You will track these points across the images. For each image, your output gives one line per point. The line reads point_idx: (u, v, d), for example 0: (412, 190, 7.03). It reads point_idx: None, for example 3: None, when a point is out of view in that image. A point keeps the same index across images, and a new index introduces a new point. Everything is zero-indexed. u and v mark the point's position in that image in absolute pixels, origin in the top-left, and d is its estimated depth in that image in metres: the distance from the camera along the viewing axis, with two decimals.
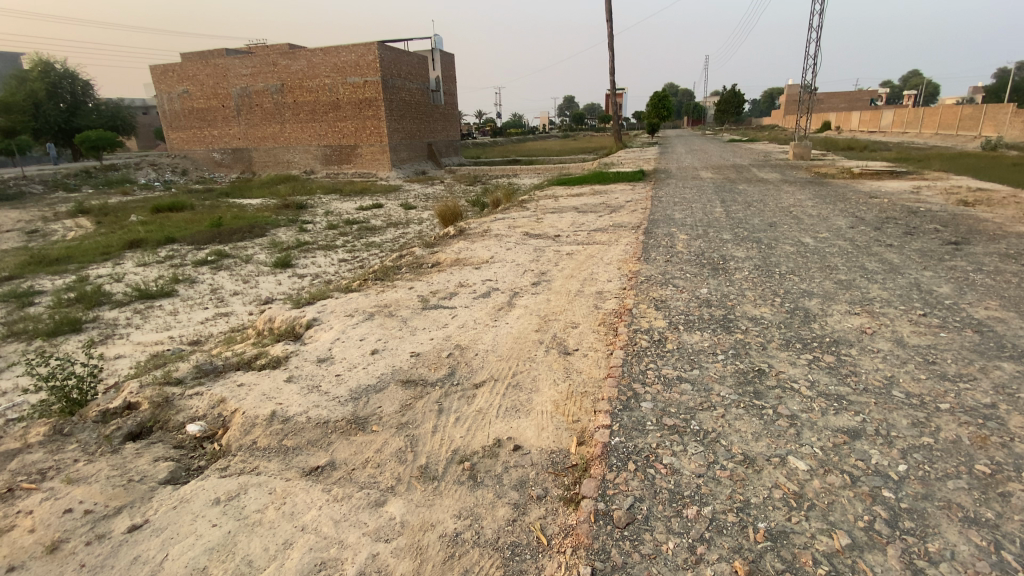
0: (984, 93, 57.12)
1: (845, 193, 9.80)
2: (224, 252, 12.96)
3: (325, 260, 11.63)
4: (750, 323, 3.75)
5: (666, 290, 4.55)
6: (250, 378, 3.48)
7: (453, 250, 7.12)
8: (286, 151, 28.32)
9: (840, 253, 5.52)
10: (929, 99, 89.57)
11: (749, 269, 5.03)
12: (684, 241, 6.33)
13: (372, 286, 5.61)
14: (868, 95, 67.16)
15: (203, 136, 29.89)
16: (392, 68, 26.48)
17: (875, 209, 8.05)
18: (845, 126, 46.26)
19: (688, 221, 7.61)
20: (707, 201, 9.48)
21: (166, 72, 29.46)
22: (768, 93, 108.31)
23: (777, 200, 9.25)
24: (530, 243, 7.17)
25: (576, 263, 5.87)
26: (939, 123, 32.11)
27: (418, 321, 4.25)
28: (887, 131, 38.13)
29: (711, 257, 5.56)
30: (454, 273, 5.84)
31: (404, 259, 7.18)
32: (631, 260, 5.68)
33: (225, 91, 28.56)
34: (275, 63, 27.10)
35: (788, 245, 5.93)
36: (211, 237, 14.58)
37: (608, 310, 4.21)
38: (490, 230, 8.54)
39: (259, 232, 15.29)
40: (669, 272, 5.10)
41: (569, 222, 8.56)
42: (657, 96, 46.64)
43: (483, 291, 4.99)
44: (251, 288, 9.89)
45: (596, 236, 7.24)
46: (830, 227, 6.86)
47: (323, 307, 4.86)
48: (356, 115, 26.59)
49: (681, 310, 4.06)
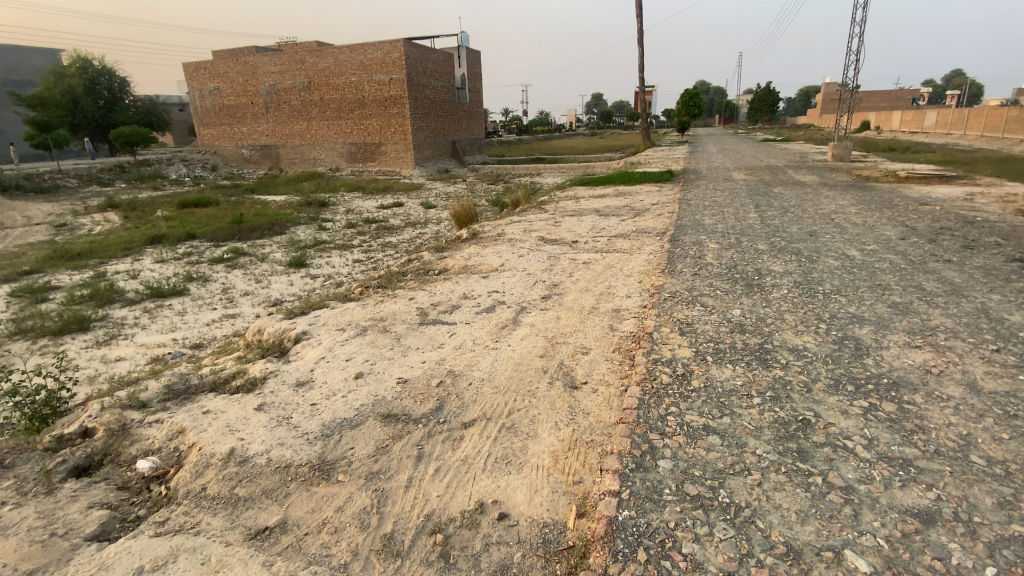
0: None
1: (890, 200, 9.03)
2: (241, 249, 12.87)
3: (340, 260, 11.41)
4: (791, 355, 3.22)
5: (692, 310, 4.05)
6: (217, 404, 3.16)
7: (463, 256, 6.72)
8: (311, 148, 28.45)
9: (891, 270, 4.91)
10: (976, 99, 85.12)
11: (786, 286, 4.48)
12: (713, 251, 5.78)
13: (372, 294, 5.25)
14: (910, 94, 64.20)
15: (232, 133, 30.27)
16: (417, 66, 26.28)
17: (926, 218, 7.32)
18: (885, 126, 44.19)
19: (718, 228, 7.05)
20: (739, 205, 8.84)
21: (199, 69, 29.89)
22: (804, 92, 104.67)
23: (815, 206, 8.56)
24: (545, 249, 6.72)
25: (593, 274, 5.39)
26: (985, 124, 30.25)
27: (413, 339, 3.84)
28: (930, 132, 36.18)
29: (744, 270, 5.01)
30: (460, 282, 5.43)
31: (412, 263, 6.82)
32: (654, 272, 5.17)
33: (254, 89, 28.83)
34: (302, 61, 27.20)
35: (830, 258, 5.33)
36: (230, 234, 14.55)
37: (625, 332, 3.73)
38: (505, 233, 8.09)
39: (278, 229, 15.20)
40: (696, 287, 4.59)
41: (589, 227, 8.05)
42: (688, 94, 45.36)
43: (489, 305, 4.56)
44: (262, 288, 9.70)
45: (617, 243, 6.74)
46: (876, 237, 6.21)
47: (315, 318, 4.51)
48: (381, 112, 26.49)
49: (709, 335, 3.55)
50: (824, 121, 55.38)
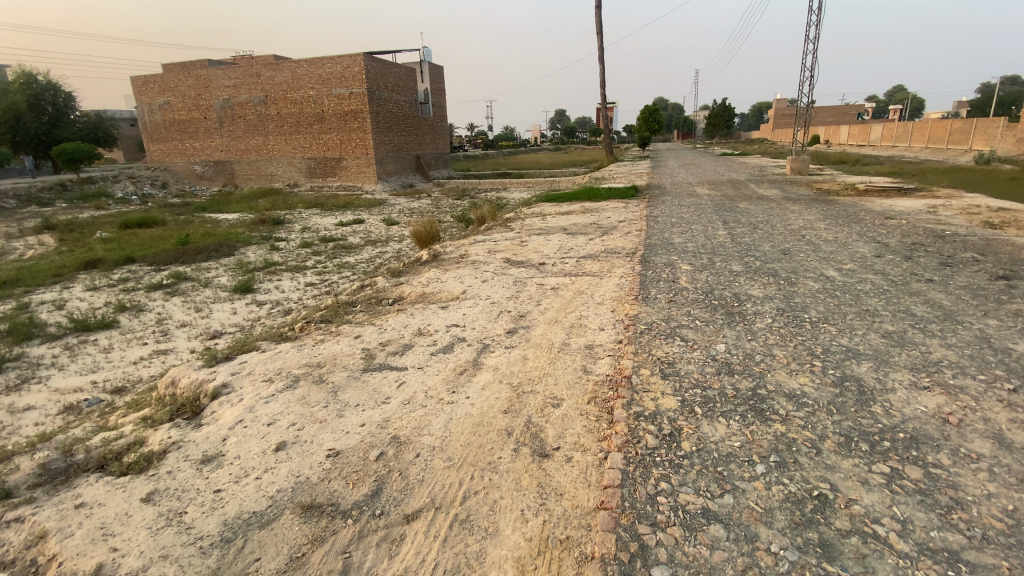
0: (969, 110, 57.49)
1: (855, 214, 9.00)
2: (184, 274, 11.90)
3: (291, 284, 10.64)
4: (789, 404, 2.79)
5: (673, 345, 3.62)
6: (96, 493, 2.49)
7: (421, 281, 6.16)
8: (268, 163, 27.35)
9: (875, 292, 4.62)
10: (914, 114, 90.41)
11: (771, 315, 4.11)
12: (687, 274, 5.41)
13: (313, 331, 4.63)
14: (855, 109, 67.49)
15: (184, 148, 28.85)
16: (378, 80, 25.70)
17: (896, 233, 7.21)
18: (835, 140, 46.11)
19: (689, 246, 6.74)
20: (708, 222, 8.61)
21: (147, 82, 28.47)
22: (757, 108, 109.25)
23: (784, 221, 8.40)
24: (510, 273, 6.23)
25: (562, 302, 4.90)
26: (928, 137, 31.76)
27: (351, 393, 3.25)
28: (876, 145, 37.94)
29: (723, 295, 4.64)
30: (414, 313, 4.85)
31: (364, 290, 6.21)
32: (627, 299, 4.73)
33: (207, 103, 27.59)
34: (258, 74, 26.20)
35: (810, 280, 5.03)
36: (174, 257, 13.49)
37: (600, 377, 3.23)
38: (467, 255, 7.56)
39: (227, 251, 14.24)
40: (673, 317, 4.17)
41: (555, 247, 7.63)
42: (648, 110, 46.18)
43: (445, 342, 4.00)
44: (202, 318, 8.85)
45: (585, 265, 6.31)
46: (851, 255, 6.00)
47: (240, 367, 3.86)
48: (341, 127, 25.71)
49: (696, 379, 3.10)
50: (777, 135, 57.50)
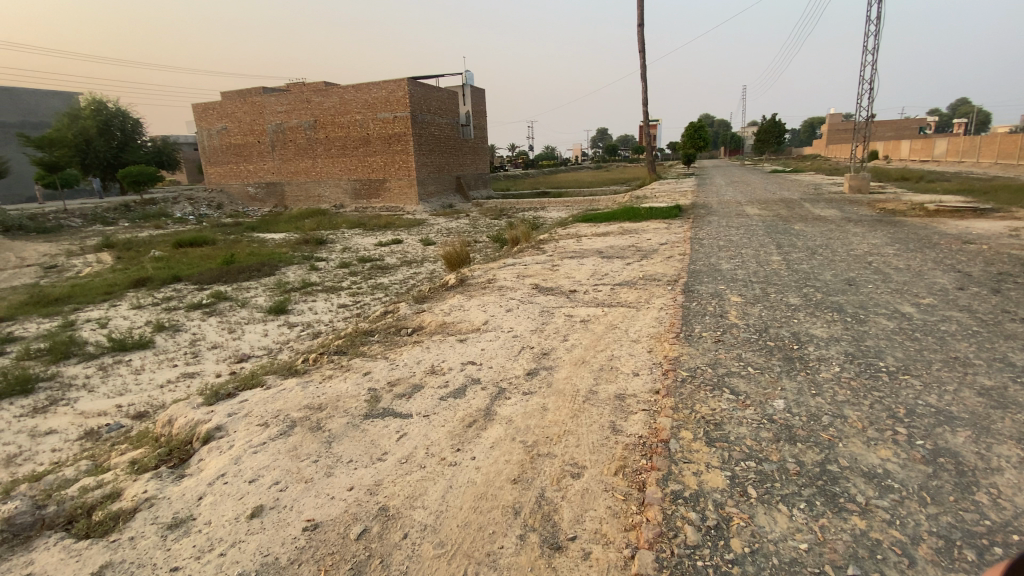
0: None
1: (927, 237, 8.10)
2: (224, 293, 12.13)
3: (324, 305, 10.59)
4: (870, 487, 2.22)
5: (720, 399, 3.08)
6: (48, 562, 2.24)
7: (443, 309, 5.82)
8: (316, 185, 28.20)
9: (963, 334, 3.91)
10: (982, 126, 84.77)
11: (838, 362, 3.50)
12: (736, 307, 4.85)
13: (323, 365, 4.35)
14: (916, 123, 63.90)
15: (238, 171, 30.22)
16: (421, 103, 26.15)
17: (977, 261, 6.36)
18: (894, 155, 43.54)
19: (737, 274, 6.15)
20: (758, 245, 7.94)
21: (207, 109, 30.14)
22: (810, 123, 105.48)
23: (845, 245, 7.63)
24: (538, 301, 5.81)
25: (593, 337, 4.43)
26: (998, 152, 29.42)
27: (346, 446, 2.89)
28: (941, 160, 35.48)
29: (779, 335, 4.05)
30: (431, 347, 4.48)
31: (386, 317, 5.92)
32: (667, 336, 4.21)
33: (260, 128, 28.87)
34: (309, 100, 27.23)
35: (881, 317, 4.36)
36: (217, 276, 13.82)
37: (631, 440, 2.74)
38: (495, 280, 7.20)
39: (268, 270, 14.50)
40: (719, 362, 3.62)
41: (589, 272, 7.16)
42: (693, 127, 45.16)
43: (458, 384, 3.60)
44: (233, 340, 8.84)
45: (620, 294, 5.82)
46: (927, 287, 5.25)
47: (237, 407, 3.58)
48: (385, 149, 26.22)
49: (748, 448, 2.57)
50: (831, 151, 55.05)
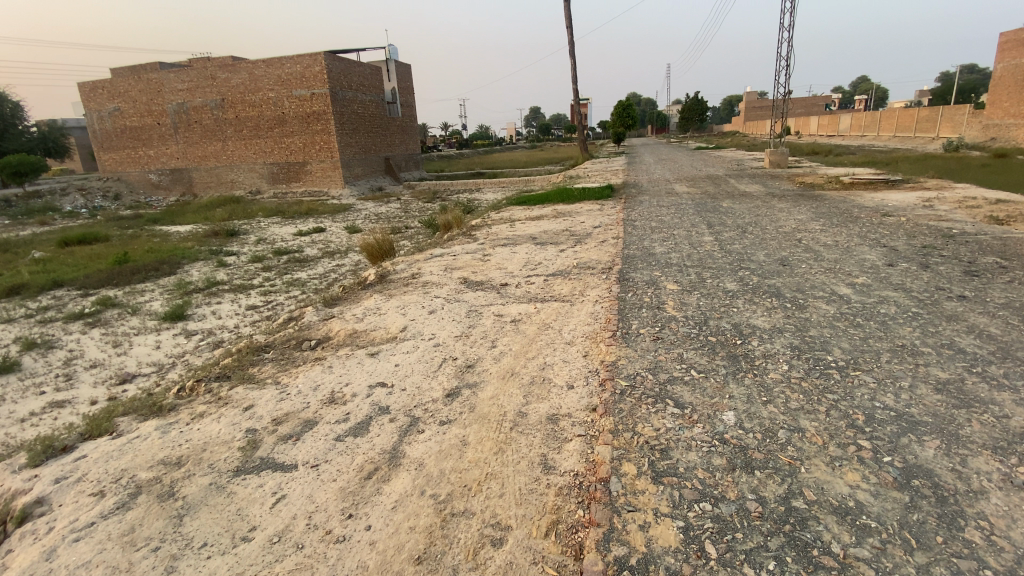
0: (930, 100, 58.73)
1: (849, 211, 8.25)
2: (112, 299, 10.59)
3: (230, 308, 9.45)
4: (844, 530, 1.87)
5: (664, 414, 2.66)
6: None
7: (357, 312, 5.09)
8: (228, 170, 25.75)
9: (904, 318, 3.77)
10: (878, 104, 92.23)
11: (785, 358, 3.20)
12: (674, 296, 4.50)
13: (201, 399, 3.56)
14: (823, 100, 68.35)
15: (137, 157, 27.05)
16: (341, 79, 24.35)
17: (899, 234, 6.43)
18: (805, 130, 46.23)
19: (672, 257, 5.88)
20: (691, 225, 7.76)
21: (95, 88, 26.63)
22: (728, 101, 110.57)
23: (774, 222, 7.59)
24: (465, 298, 5.23)
25: (524, 341, 3.89)
26: (896, 125, 31.70)
27: (202, 524, 2.23)
28: (846, 134, 37.99)
29: (720, 329, 3.71)
30: (334, 365, 3.79)
31: (290, 327, 5.12)
32: (603, 337, 3.75)
33: (159, 107, 25.86)
34: (213, 76, 24.64)
35: (821, 301, 4.15)
36: (107, 279, 12.08)
37: (565, 481, 2.24)
38: (420, 274, 6.53)
39: (168, 269, 12.90)
40: (660, 366, 3.20)
41: (521, 262, 6.64)
42: (622, 105, 45.60)
43: (360, 417, 2.99)
44: (118, 356, 7.61)
45: (553, 286, 5.34)
46: (858, 264, 5.17)
47: (69, 469, 2.77)
48: (303, 129, 24.27)
49: (701, 482, 2.15)
50: (748, 127, 57.59)
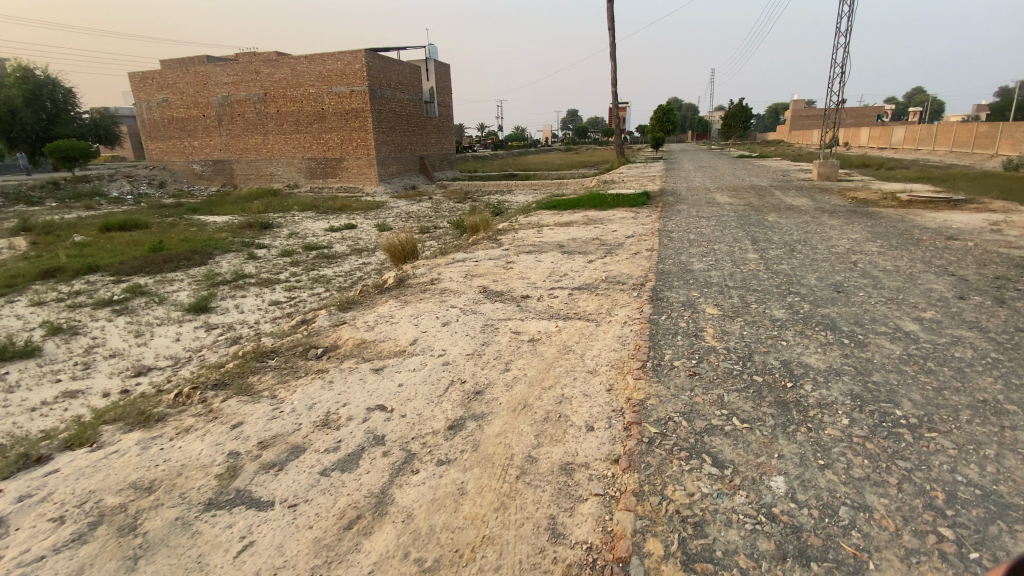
0: (991, 114, 55.29)
1: (907, 232, 7.54)
2: (142, 287, 10.72)
3: (253, 302, 9.40)
4: None
5: (697, 475, 2.25)
6: None
7: (369, 319, 4.83)
8: (267, 163, 26.25)
9: (984, 364, 3.22)
10: (936, 116, 87.45)
11: (845, 410, 2.73)
12: (713, 322, 4.06)
13: (191, 411, 3.34)
14: (875, 111, 65.38)
15: (182, 147, 27.85)
16: (380, 77, 24.48)
17: (967, 261, 5.77)
18: (854, 142, 44.23)
19: (710, 276, 5.42)
20: (733, 240, 7.23)
21: (146, 79, 27.52)
22: (773, 110, 107.20)
23: (824, 241, 6.98)
24: (483, 310, 4.89)
25: (541, 365, 3.51)
26: (953, 140, 29.82)
27: (154, 571, 1.96)
28: (899, 148, 36.03)
29: (766, 366, 3.27)
30: (334, 380, 3.51)
31: (301, 330, 4.90)
32: (631, 368, 3.34)
33: (205, 100, 26.54)
34: (257, 71, 25.16)
35: (882, 339, 3.63)
36: (140, 266, 12.28)
37: (576, 556, 1.87)
38: (440, 280, 6.24)
39: (200, 259, 13.03)
40: (697, 411, 2.77)
41: (545, 272, 6.27)
42: (662, 109, 44.52)
43: (351, 446, 2.68)
44: (138, 346, 7.60)
45: (578, 302, 4.95)
46: (923, 295, 4.59)
47: (36, 487, 2.57)
48: (341, 126, 24.51)
49: (742, 575, 1.74)
50: (794, 137, 55.51)
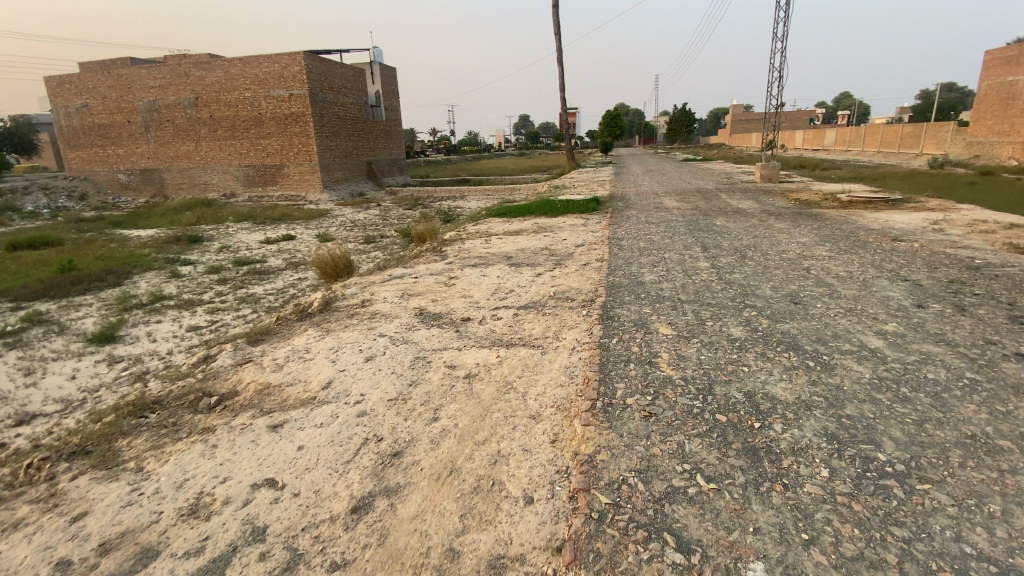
0: (909, 117, 59.45)
1: (854, 234, 7.52)
2: (40, 314, 9.43)
3: (170, 328, 8.40)
4: None
5: (658, 568, 1.78)
6: None
7: (282, 354, 4.15)
8: (200, 172, 24.51)
9: (961, 387, 2.94)
10: (861, 119, 93.47)
11: (822, 458, 2.35)
12: (670, 346, 3.65)
13: (27, 498, 2.60)
14: (807, 116, 69.11)
15: (105, 156, 25.64)
16: (322, 81, 23.35)
17: (918, 264, 5.69)
18: (790, 144, 46.33)
19: (663, 289, 5.07)
20: (684, 247, 6.98)
21: (62, 83, 25.20)
22: (714, 113, 111.61)
23: (775, 246, 6.83)
24: (415, 338, 4.32)
25: (474, 411, 2.98)
26: (880, 141, 31.53)
27: None
28: (830, 149, 37.86)
29: (729, 400, 2.87)
30: (220, 445, 2.85)
31: (200, 371, 4.14)
32: (578, 410, 2.84)
33: (129, 105, 24.55)
34: (187, 74, 23.49)
35: (849, 359, 3.33)
36: (43, 290, 10.89)
37: None
38: (372, 301, 5.62)
39: (114, 280, 11.73)
40: (655, 468, 2.31)
41: (489, 288, 5.76)
42: (610, 114, 45.07)
43: (222, 547, 2.07)
44: (24, 387, 6.49)
45: (524, 324, 4.45)
46: (882, 305, 4.37)
47: None
48: (280, 131, 23.20)
49: None
50: (735, 140, 57.66)
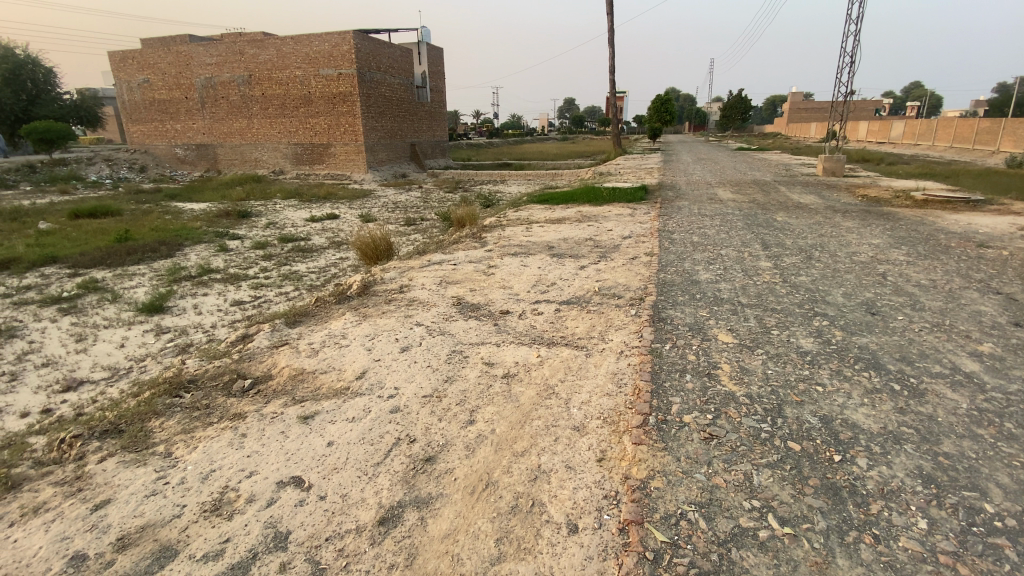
0: (989, 110, 54.64)
1: (932, 237, 6.83)
2: (97, 282, 9.80)
3: (215, 302, 8.55)
4: None
5: None
6: None
7: (318, 340, 4.03)
8: (251, 148, 25.12)
9: None
10: (934, 110, 86.80)
11: (918, 505, 2.00)
12: (731, 356, 3.30)
13: (58, 478, 2.56)
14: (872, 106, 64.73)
15: (164, 130, 26.59)
16: (370, 60, 23.39)
17: (1010, 275, 5.07)
18: (853, 135, 43.49)
19: (721, 290, 4.69)
20: (741, 244, 6.50)
21: (126, 58, 26.15)
22: (771, 100, 106.25)
23: (844, 247, 6.26)
24: (452, 329, 4.13)
25: (513, 416, 2.76)
26: (953, 135, 29.10)
27: None
28: (897, 142, 35.34)
29: (802, 424, 2.53)
30: (249, 434, 2.74)
31: (237, 352, 4.07)
32: (629, 425, 2.58)
33: (188, 81, 25.30)
34: (242, 52, 23.97)
35: (942, 385, 2.91)
36: (101, 258, 11.33)
37: None
38: (411, 287, 5.48)
39: (167, 251, 12.10)
40: (718, 502, 2.03)
41: (531, 280, 5.51)
42: (660, 100, 43.49)
43: (241, 553, 1.94)
44: (78, 353, 6.71)
45: (567, 322, 4.19)
46: (974, 321, 3.87)
47: None
48: (328, 110, 23.45)
49: None
50: (792, 130, 54.70)
